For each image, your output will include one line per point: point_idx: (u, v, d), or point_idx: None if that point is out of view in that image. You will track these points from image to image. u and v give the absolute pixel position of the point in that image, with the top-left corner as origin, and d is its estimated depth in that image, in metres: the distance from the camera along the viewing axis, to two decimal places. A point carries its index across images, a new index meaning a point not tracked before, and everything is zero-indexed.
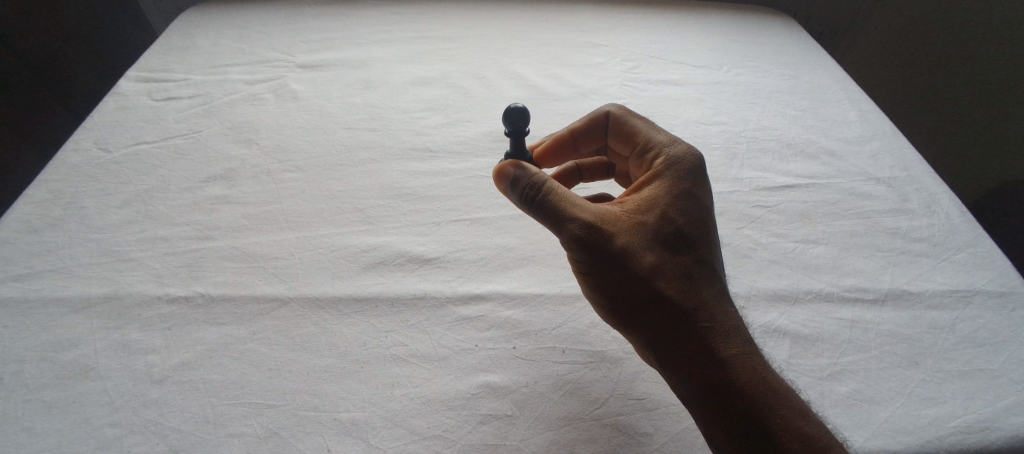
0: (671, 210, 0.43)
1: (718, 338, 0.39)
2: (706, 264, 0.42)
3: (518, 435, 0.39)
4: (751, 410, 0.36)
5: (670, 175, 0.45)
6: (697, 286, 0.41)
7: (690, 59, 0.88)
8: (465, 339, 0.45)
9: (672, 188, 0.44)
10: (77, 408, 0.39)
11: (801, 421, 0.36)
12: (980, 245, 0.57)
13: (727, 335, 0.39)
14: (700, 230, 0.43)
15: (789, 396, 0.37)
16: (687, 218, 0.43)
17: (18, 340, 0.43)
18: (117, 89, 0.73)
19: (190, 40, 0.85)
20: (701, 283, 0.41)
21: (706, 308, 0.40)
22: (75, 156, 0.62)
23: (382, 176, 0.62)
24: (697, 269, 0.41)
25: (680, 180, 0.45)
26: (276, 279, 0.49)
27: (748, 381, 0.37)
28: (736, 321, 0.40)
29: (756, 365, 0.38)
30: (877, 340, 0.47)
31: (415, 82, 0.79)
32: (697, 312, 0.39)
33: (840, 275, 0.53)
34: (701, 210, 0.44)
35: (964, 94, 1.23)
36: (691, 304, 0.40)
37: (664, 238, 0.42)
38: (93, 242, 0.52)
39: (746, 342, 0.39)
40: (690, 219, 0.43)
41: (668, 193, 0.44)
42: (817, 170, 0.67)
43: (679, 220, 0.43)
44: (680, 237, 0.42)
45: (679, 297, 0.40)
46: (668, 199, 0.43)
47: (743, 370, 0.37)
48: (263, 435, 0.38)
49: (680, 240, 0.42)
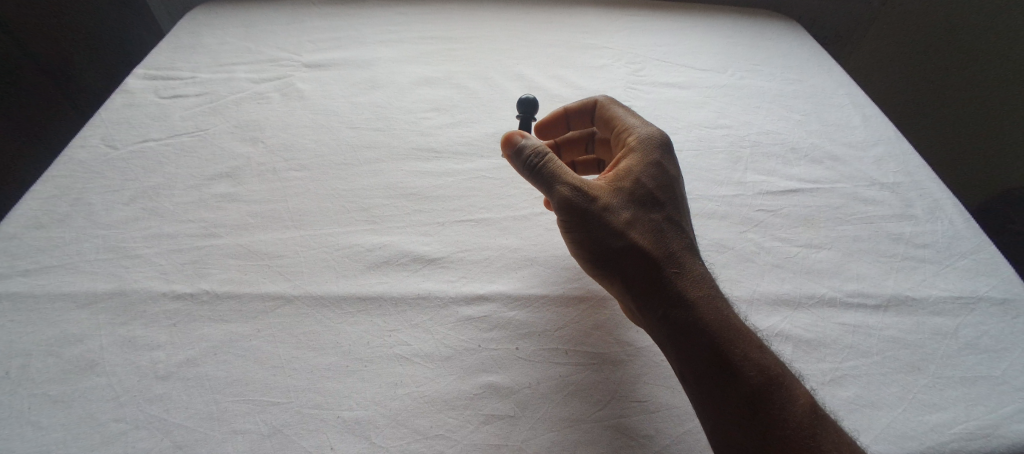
0: (643, 175, 0.46)
1: (689, 286, 0.41)
2: (677, 223, 0.45)
3: (521, 435, 0.39)
4: (721, 349, 0.38)
5: (642, 146, 0.49)
6: (668, 240, 0.44)
7: (695, 62, 0.89)
8: (468, 339, 0.45)
9: (643, 157, 0.48)
10: (82, 403, 0.39)
11: (763, 358, 0.39)
12: (983, 251, 0.57)
13: (697, 283, 0.42)
14: (669, 194, 0.47)
15: (752, 335, 0.39)
16: (657, 183, 0.47)
17: (24, 334, 0.43)
18: (124, 86, 0.74)
19: (198, 38, 0.86)
20: (672, 239, 0.44)
21: (677, 259, 0.43)
22: (82, 152, 0.62)
23: (388, 175, 0.62)
24: (667, 226, 0.45)
25: (649, 150, 0.48)
26: (281, 278, 0.49)
27: (717, 322, 0.39)
28: (704, 273, 0.43)
29: (723, 309, 0.40)
30: (879, 345, 0.47)
31: (420, 82, 0.79)
32: (668, 262, 0.42)
33: (843, 280, 0.53)
34: (669, 177, 0.48)
35: (972, 99, 1.24)
36: (663, 256, 0.43)
37: (638, 198, 0.45)
38: (99, 238, 0.52)
39: (715, 290, 0.42)
40: (660, 183, 0.47)
41: (640, 161, 0.47)
42: (821, 175, 0.67)
43: (651, 184, 0.46)
44: (651, 198, 0.45)
45: (653, 249, 0.43)
46: (640, 166, 0.47)
47: (711, 314, 0.40)
48: (267, 432, 0.38)
49: (652, 201, 0.45)
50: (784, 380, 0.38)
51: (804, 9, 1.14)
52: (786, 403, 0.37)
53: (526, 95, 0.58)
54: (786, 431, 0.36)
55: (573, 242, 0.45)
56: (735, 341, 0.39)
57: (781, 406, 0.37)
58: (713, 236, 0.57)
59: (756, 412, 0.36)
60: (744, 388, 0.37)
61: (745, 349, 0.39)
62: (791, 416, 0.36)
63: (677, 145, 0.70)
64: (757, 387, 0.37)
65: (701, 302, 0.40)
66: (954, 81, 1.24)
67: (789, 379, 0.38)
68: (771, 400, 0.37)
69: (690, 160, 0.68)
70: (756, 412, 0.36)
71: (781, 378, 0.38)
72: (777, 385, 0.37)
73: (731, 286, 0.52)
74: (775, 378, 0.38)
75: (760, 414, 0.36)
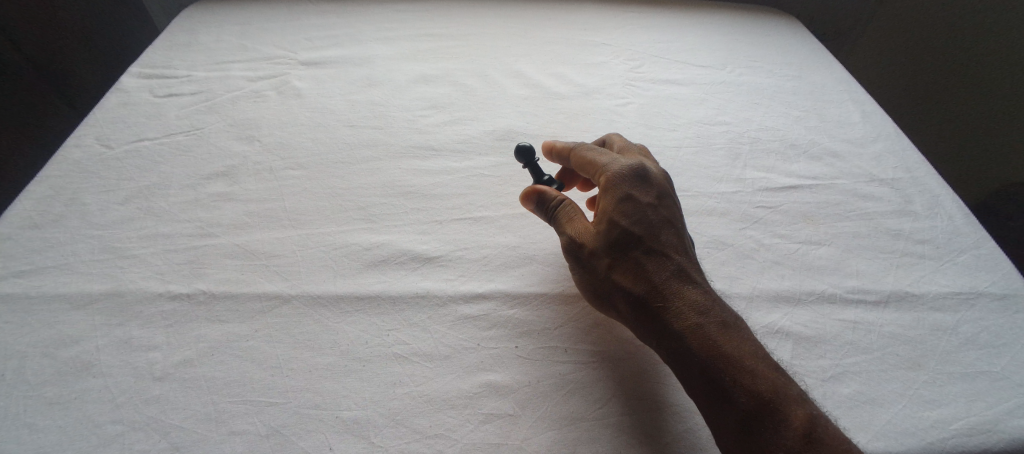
0: (615, 212, 0.45)
1: (676, 318, 0.40)
2: (660, 252, 0.44)
3: (521, 434, 0.39)
4: (713, 378, 0.37)
5: (612, 181, 0.47)
6: (650, 275, 0.43)
7: (694, 59, 0.88)
8: (466, 337, 0.45)
9: (614, 192, 0.46)
10: (78, 404, 0.39)
11: (757, 382, 0.37)
12: (983, 247, 0.57)
13: (683, 314, 0.40)
14: (646, 223, 0.45)
15: (746, 359, 0.38)
16: (632, 216, 0.45)
17: (18, 336, 0.43)
18: (119, 84, 0.73)
19: (193, 36, 0.85)
20: (654, 273, 0.43)
21: (662, 292, 0.42)
22: (76, 152, 0.62)
23: (385, 174, 0.62)
24: (648, 260, 0.43)
25: (619, 184, 0.46)
26: (278, 277, 0.49)
27: (704, 354, 0.38)
28: (693, 299, 0.41)
29: (712, 337, 0.39)
30: (880, 342, 0.47)
31: (418, 80, 0.78)
32: (651, 298, 0.42)
33: (842, 276, 0.53)
34: (645, 206, 0.45)
35: (970, 96, 1.22)
36: (645, 293, 0.42)
37: (614, 238, 0.44)
38: (95, 238, 0.52)
39: (705, 317, 0.40)
40: (636, 215, 0.45)
41: (611, 198, 0.46)
42: (820, 171, 0.67)
43: (625, 220, 0.44)
44: (627, 234, 0.44)
45: (636, 288, 0.42)
46: (612, 202, 0.45)
47: (698, 344, 0.39)
48: (264, 433, 0.38)
49: (628, 237, 0.44)
50: (780, 401, 0.36)
51: (802, 5, 1.14)
52: (785, 427, 0.35)
53: (525, 144, 0.52)
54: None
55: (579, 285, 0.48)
56: (727, 371, 0.37)
57: (776, 430, 0.35)
58: (713, 234, 0.57)
59: (752, 439, 0.35)
60: (737, 415, 0.36)
61: (736, 375, 0.37)
62: (790, 441, 0.34)
63: (676, 142, 0.70)
64: (751, 413, 0.36)
65: (689, 333, 0.39)
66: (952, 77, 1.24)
67: (787, 398, 0.36)
68: (768, 425, 0.35)
69: (689, 157, 0.68)
70: (752, 439, 0.35)
71: (775, 400, 0.36)
72: (774, 408, 0.36)
73: (732, 284, 0.52)
74: (769, 403, 0.36)
75: (756, 440, 0.35)
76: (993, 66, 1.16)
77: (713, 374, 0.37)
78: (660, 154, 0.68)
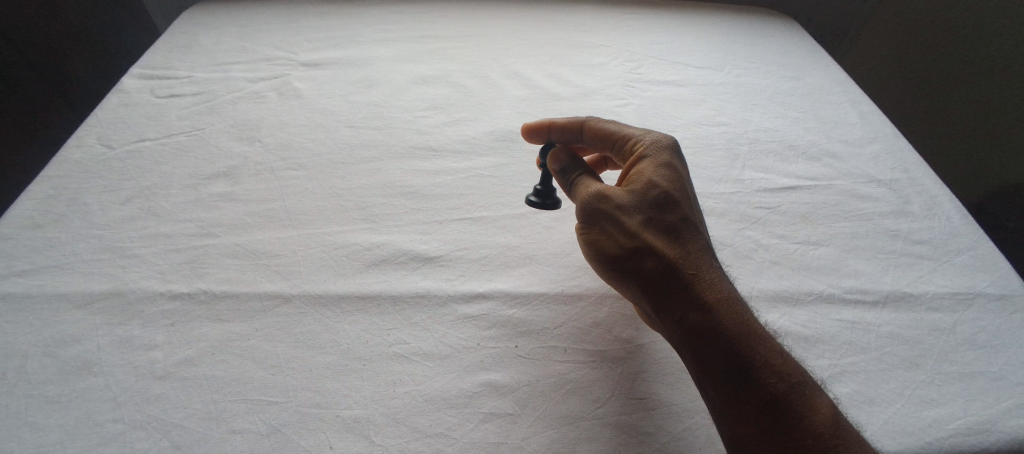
0: (656, 176, 0.46)
1: (708, 289, 0.40)
2: (692, 223, 0.45)
3: (520, 433, 0.39)
4: (741, 355, 0.37)
5: (651, 148, 0.48)
6: (683, 242, 0.43)
7: (692, 60, 0.89)
8: (467, 337, 0.45)
9: (654, 159, 0.47)
10: (79, 404, 0.39)
11: (783, 365, 0.38)
12: (979, 248, 0.57)
13: (714, 288, 0.40)
14: (682, 194, 0.46)
15: (773, 341, 0.39)
16: (671, 183, 0.46)
17: (20, 335, 0.43)
18: (120, 86, 0.73)
19: (194, 37, 0.85)
20: (687, 241, 0.43)
21: (694, 262, 0.42)
22: (78, 153, 0.62)
23: (386, 174, 0.62)
24: (682, 227, 0.44)
25: (658, 151, 0.48)
26: (279, 277, 0.49)
27: (735, 326, 0.38)
28: (721, 275, 0.42)
29: (742, 312, 0.39)
30: (877, 341, 0.47)
31: (417, 81, 0.79)
32: (683, 265, 0.41)
33: (841, 276, 0.53)
34: (682, 178, 0.47)
35: (987, 93, 1.18)
36: (679, 259, 0.42)
37: (652, 199, 0.45)
38: (96, 238, 0.52)
39: (735, 296, 0.41)
40: (675, 184, 0.46)
41: (651, 163, 0.47)
42: (818, 171, 0.68)
43: (665, 185, 0.45)
44: (666, 199, 0.45)
45: (667, 252, 0.42)
46: (652, 167, 0.46)
47: (730, 317, 0.39)
48: (265, 432, 0.38)
49: (666, 202, 0.44)
50: (804, 386, 0.37)
51: (800, 7, 1.15)
52: (807, 414, 0.36)
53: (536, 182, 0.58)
54: (806, 441, 0.35)
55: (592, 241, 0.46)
56: (758, 349, 0.38)
57: (801, 413, 0.36)
58: (711, 234, 0.57)
59: (775, 424, 0.36)
60: (762, 398, 0.36)
61: (763, 356, 0.38)
62: (814, 425, 0.35)
63: None
64: (778, 396, 0.36)
65: (723, 305, 0.39)
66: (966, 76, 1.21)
67: (811, 389, 0.37)
68: (791, 409, 0.36)
69: (688, 158, 0.68)
70: (774, 422, 0.36)
71: (799, 389, 0.37)
72: (799, 393, 0.37)
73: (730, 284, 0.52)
74: (793, 386, 0.37)
75: (779, 420, 0.36)
76: (1007, 63, 1.13)
77: (744, 349, 0.38)
78: None
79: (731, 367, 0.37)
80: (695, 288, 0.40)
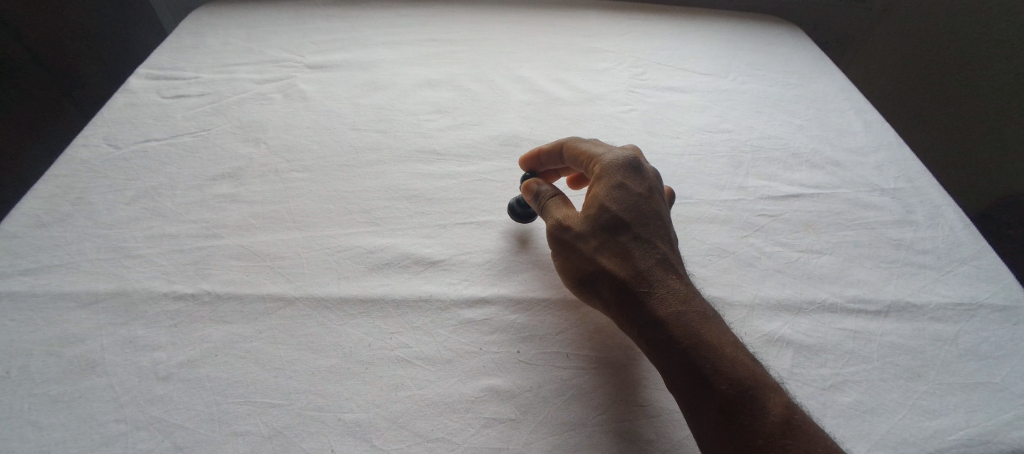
0: (608, 199, 0.46)
1: (660, 305, 0.41)
2: (648, 239, 0.45)
3: (522, 439, 0.39)
4: (694, 366, 0.38)
5: (605, 168, 0.48)
6: (636, 260, 0.43)
7: (697, 67, 0.89)
8: (469, 342, 0.45)
9: (607, 180, 0.47)
10: (82, 403, 0.39)
11: (738, 371, 0.37)
12: (983, 258, 0.57)
13: (667, 302, 0.41)
14: (636, 211, 0.46)
15: (728, 349, 0.38)
16: (624, 203, 0.46)
17: (24, 334, 0.43)
18: (126, 86, 0.74)
19: (201, 38, 0.86)
20: (640, 258, 0.43)
21: (648, 279, 0.42)
22: (84, 152, 0.62)
23: (390, 177, 0.62)
24: (635, 244, 0.44)
25: (612, 171, 0.48)
26: (282, 279, 0.49)
27: (687, 339, 0.39)
28: (677, 289, 0.42)
29: (695, 324, 0.39)
30: (879, 351, 0.47)
31: (422, 84, 0.79)
32: (636, 283, 0.42)
33: (844, 285, 0.53)
34: (637, 194, 0.47)
35: (991, 100, 1.19)
36: (631, 278, 0.42)
37: (604, 220, 0.45)
38: (101, 238, 0.52)
39: (691, 302, 0.41)
40: (627, 203, 0.46)
41: (604, 184, 0.47)
42: (821, 180, 0.68)
43: (617, 206, 0.46)
44: (618, 220, 0.45)
45: (621, 272, 0.43)
46: (604, 188, 0.47)
47: (682, 330, 0.39)
48: (268, 434, 0.38)
49: (618, 223, 0.45)
50: (763, 392, 0.37)
51: (804, 15, 1.15)
52: (763, 419, 0.35)
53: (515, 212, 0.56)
54: (764, 447, 0.34)
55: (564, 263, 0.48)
56: (710, 359, 0.38)
57: (758, 419, 0.35)
58: (714, 241, 0.57)
59: (732, 430, 0.36)
60: (717, 404, 0.36)
61: (716, 364, 0.37)
62: (769, 430, 0.35)
63: (679, 150, 0.70)
64: (732, 404, 0.36)
65: (674, 319, 0.40)
66: (975, 83, 1.20)
67: (768, 391, 0.37)
68: (748, 416, 0.36)
69: (692, 164, 0.68)
70: (733, 429, 0.35)
71: (756, 392, 0.36)
72: (754, 398, 0.36)
73: (733, 291, 0.52)
74: (748, 391, 0.36)
75: (736, 428, 0.35)
76: (1010, 70, 1.13)
77: (695, 361, 0.38)
78: (663, 161, 0.68)
79: (684, 379, 0.38)
80: (648, 305, 0.41)
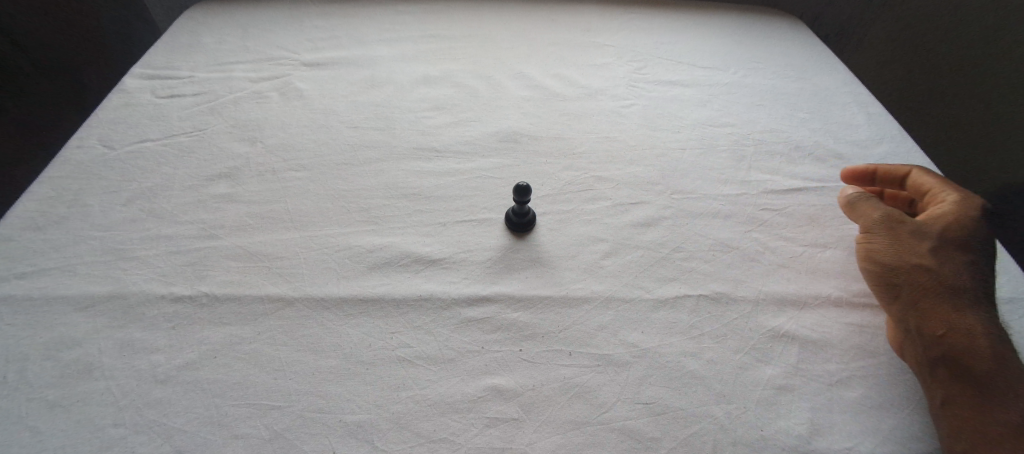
0: (966, 213, 0.46)
1: (970, 323, 0.40)
2: (978, 265, 0.44)
3: (526, 438, 0.38)
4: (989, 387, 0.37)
5: (961, 194, 0.48)
6: (956, 276, 0.43)
7: (697, 60, 0.88)
8: (470, 341, 0.44)
9: (969, 202, 0.47)
10: (80, 407, 0.38)
11: None
12: None
13: (976, 325, 0.40)
14: (986, 238, 0.45)
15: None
16: (975, 226, 0.46)
17: (21, 338, 0.43)
18: (121, 85, 0.73)
19: (196, 37, 0.85)
20: (953, 275, 0.43)
21: (965, 297, 0.42)
22: (79, 153, 0.61)
23: (388, 175, 0.62)
24: (971, 264, 0.44)
25: (972, 197, 0.48)
26: (281, 279, 0.49)
27: (991, 363, 0.38)
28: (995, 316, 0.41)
29: (1001, 354, 0.39)
30: (885, 346, 0.46)
31: (420, 81, 0.78)
32: (954, 296, 0.42)
33: (849, 279, 0.53)
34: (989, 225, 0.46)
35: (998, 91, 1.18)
36: (936, 287, 0.43)
37: (972, 245, 0.45)
38: (97, 240, 0.51)
39: (990, 333, 0.40)
40: (978, 226, 0.46)
41: (968, 204, 0.47)
42: (825, 173, 0.67)
43: (975, 222, 0.46)
44: (968, 237, 0.45)
45: (933, 279, 0.43)
46: (964, 205, 0.47)
47: (977, 351, 0.39)
48: (269, 437, 0.37)
49: (967, 240, 0.45)
50: None
51: (805, 7, 1.14)
52: None
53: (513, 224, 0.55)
54: None
55: (864, 260, 0.49)
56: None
57: None
58: (716, 236, 0.57)
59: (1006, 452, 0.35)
60: (1001, 432, 0.36)
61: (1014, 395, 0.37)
62: None
63: (680, 144, 0.70)
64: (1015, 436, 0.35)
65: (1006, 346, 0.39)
66: (982, 73, 1.19)
67: None
68: None
69: (693, 158, 0.68)
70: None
71: None
72: None
73: (736, 287, 0.51)
74: None
75: None
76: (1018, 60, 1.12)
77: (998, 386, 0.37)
78: (664, 156, 0.68)
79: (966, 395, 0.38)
80: (967, 322, 0.40)
